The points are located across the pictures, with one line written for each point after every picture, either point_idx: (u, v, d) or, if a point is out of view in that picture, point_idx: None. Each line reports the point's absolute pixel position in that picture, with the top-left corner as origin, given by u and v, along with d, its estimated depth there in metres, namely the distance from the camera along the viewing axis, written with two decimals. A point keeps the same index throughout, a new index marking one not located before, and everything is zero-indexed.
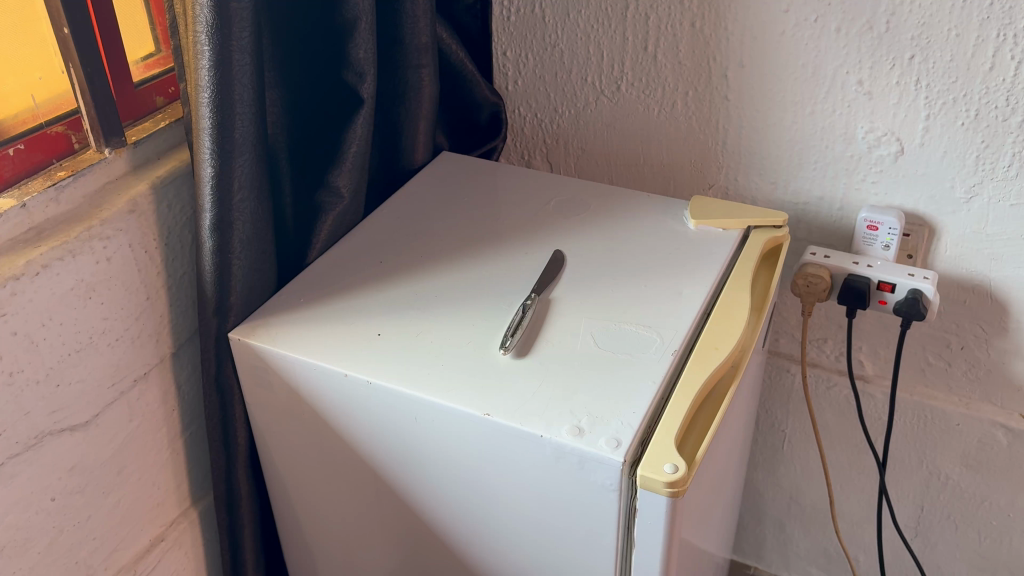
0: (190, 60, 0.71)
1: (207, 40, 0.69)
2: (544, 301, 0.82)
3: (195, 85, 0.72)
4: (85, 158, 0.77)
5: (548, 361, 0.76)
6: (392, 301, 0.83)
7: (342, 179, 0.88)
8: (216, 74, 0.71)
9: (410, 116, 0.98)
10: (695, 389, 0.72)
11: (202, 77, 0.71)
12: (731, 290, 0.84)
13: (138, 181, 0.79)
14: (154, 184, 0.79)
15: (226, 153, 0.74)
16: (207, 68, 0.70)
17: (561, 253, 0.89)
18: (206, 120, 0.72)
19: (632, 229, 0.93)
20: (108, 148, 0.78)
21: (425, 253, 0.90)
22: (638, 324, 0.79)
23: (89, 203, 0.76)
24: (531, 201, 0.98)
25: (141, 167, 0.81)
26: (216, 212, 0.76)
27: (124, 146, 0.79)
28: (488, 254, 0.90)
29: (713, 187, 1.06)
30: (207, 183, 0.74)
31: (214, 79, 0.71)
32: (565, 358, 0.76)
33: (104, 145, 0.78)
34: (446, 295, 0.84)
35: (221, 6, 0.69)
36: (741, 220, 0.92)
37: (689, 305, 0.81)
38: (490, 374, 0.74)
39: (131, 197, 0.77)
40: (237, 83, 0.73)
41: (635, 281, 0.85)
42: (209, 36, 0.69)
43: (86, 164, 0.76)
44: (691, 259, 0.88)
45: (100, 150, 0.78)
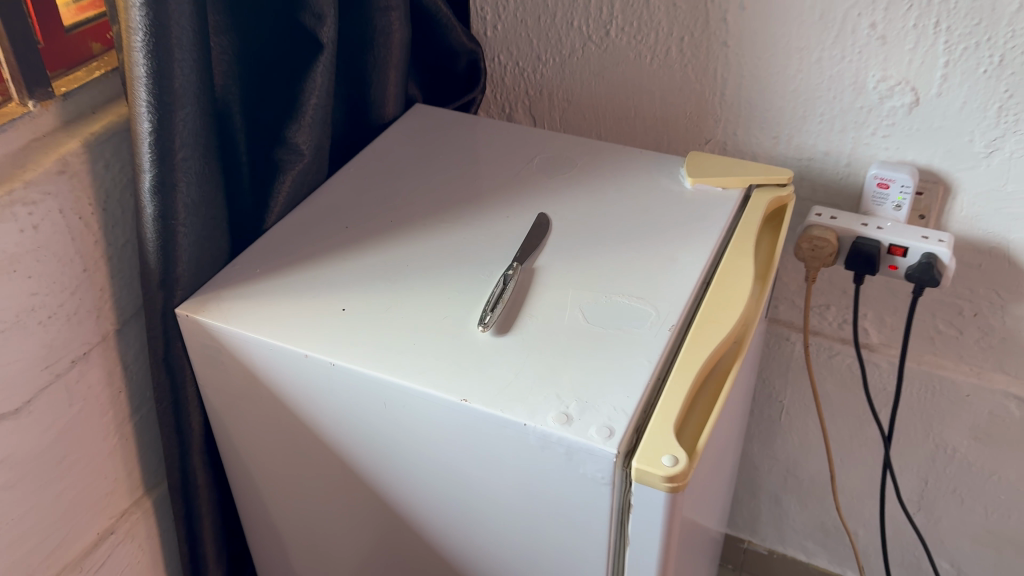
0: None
1: None
2: (528, 271, 0.75)
3: (127, 27, 0.62)
4: (6, 111, 0.68)
5: (532, 337, 0.68)
6: (359, 272, 0.75)
7: (301, 135, 0.79)
8: (150, 14, 0.61)
9: (378, 65, 0.89)
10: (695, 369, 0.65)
11: (134, 17, 0.61)
12: (732, 256, 0.76)
13: (69, 138, 0.70)
14: (87, 140, 0.71)
15: (166, 106, 0.65)
16: (140, 7, 0.61)
17: (546, 216, 0.81)
18: (141, 66, 0.63)
19: (623, 189, 0.85)
20: (32, 100, 0.69)
21: (395, 218, 0.81)
22: (631, 295, 0.72)
23: (12, 162, 0.67)
24: (512, 159, 0.90)
25: (73, 121, 0.73)
26: (156, 173, 0.67)
27: (51, 97, 0.71)
28: (465, 217, 0.82)
29: (710, 142, 0.98)
30: (145, 140, 0.65)
31: (148, 20, 0.62)
32: (551, 334, 0.68)
33: (28, 97, 0.69)
34: (419, 265, 0.76)
35: None
36: (743, 177, 0.84)
37: (687, 274, 0.74)
38: (466, 355, 0.67)
39: (60, 155, 0.69)
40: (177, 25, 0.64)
41: (626, 249, 0.77)
42: None
43: (6, 119, 0.67)
44: (688, 223, 0.80)
45: (23, 102, 0.69)
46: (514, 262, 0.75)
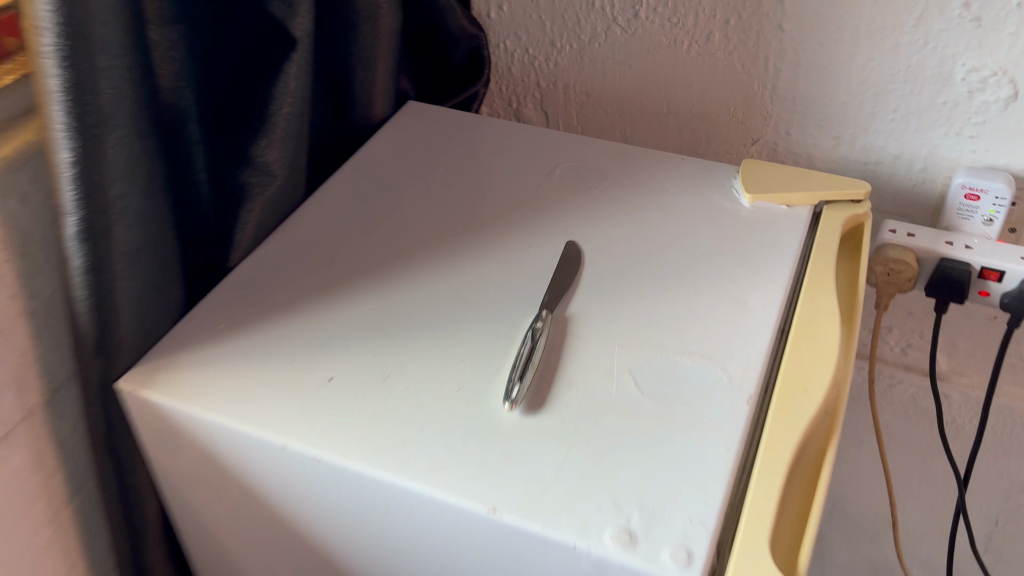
0: None
1: None
2: (561, 322, 0.60)
3: (30, 24, 0.45)
4: None
5: (575, 417, 0.53)
6: (349, 324, 0.60)
7: (271, 152, 0.64)
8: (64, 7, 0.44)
9: (363, 57, 0.73)
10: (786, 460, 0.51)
11: (43, 13, 0.44)
12: (811, 297, 0.62)
13: None
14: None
15: (91, 134, 0.49)
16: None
17: (575, 244, 0.66)
18: (53, 84, 0.46)
19: (667, 208, 0.70)
20: None
21: (391, 249, 0.66)
22: (692, 354, 0.58)
23: None
24: (528, 170, 0.75)
25: None
26: (83, 220, 0.50)
27: None
28: (477, 248, 0.66)
29: (758, 143, 0.83)
30: (64, 179, 0.49)
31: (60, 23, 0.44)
32: (595, 411, 0.54)
33: None
34: (423, 315, 0.61)
35: None
36: (812, 193, 0.69)
37: (758, 325, 0.60)
38: (491, 446, 0.52)
39: None
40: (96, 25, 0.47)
41: (679, 289, 0.63)
42: None
43: None
44: (750, 253, 0.66)
45: None
46: (543, 310, 0.60)
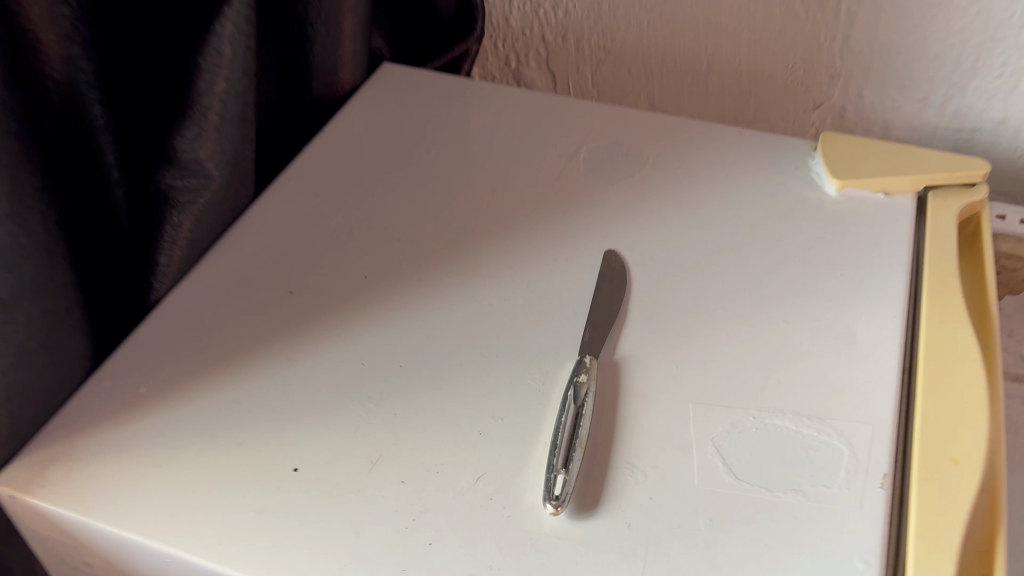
0: None
1: None
2: (611, 371, 0.44)
3: None
4: None
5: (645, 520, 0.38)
6: (320, 383, 0.44)
7: (201, 146, 0.46)
8: None
9: (323, 8, 0.55)
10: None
11: None
12: (936, 320, 0.47)
13: None
14: None
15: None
16: None
17: (615, 255, 0.50)
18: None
19: (729, 200, 0.54)
20: None
21: (372, 268, 0.50)
22: (793, 413, 0.42)
23: None
24: (542, 153, 0.58)
25: None
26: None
27: None
28: (486, 265, 0.50)
29: (820, 108, 0.67)
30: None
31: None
32: (671, 508, 0.38)
33: None
34: (419, 366, 0.44)
35: None
36: (917, 176, 0.54)
37: (875, 364, 0.44)
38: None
39: None
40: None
41: (764, 316, 0.47)
42: None
43: None
44: (846, 261, 0.50)
45: None
46: (588, 357, 0.44)
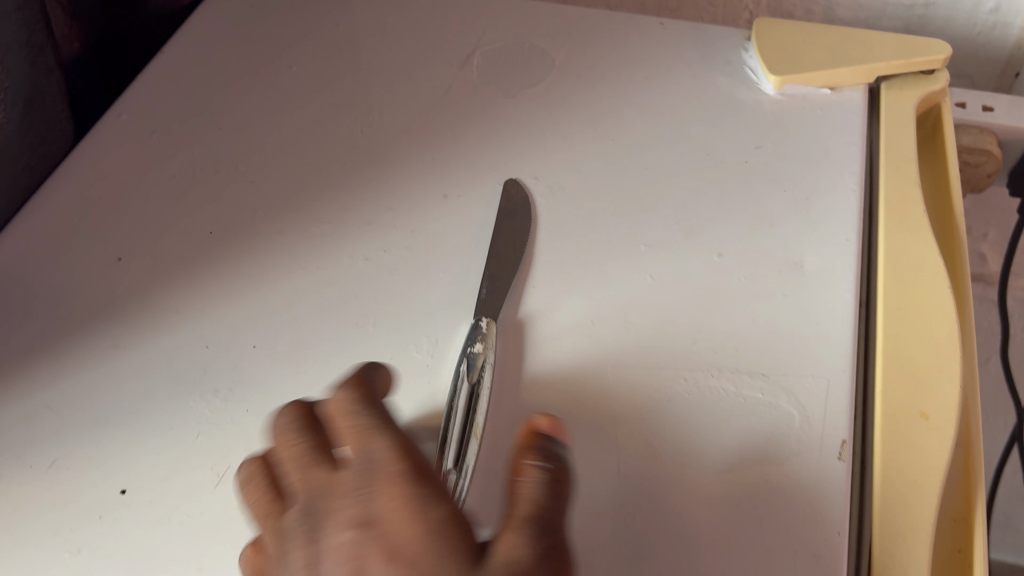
0: None
1: None
2: (519, 333, 0.37)
3: None
4: None
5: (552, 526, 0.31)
6: (157, 376, 0.35)
7: None
8: None
9: None
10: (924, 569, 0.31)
11: None
12: (896, 239, 0.40)
13: None
14: None
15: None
16: None
17: (519, 185, 0.42)
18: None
19: (650, 108, 0.45)
20: None
21: (221, 223, 0.41)
22: (734, 371, 0.35)
23: None
24: (429, 62, 0.48)
25: None
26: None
27: None
28: (363, 207, 0.41)
29: None
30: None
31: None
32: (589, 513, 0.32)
33: None
34: (279, 347, 0.36)
35: None
36: (869, 66, 0.45)
37: (826, 301, 0.37)
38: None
39: None
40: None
41: (695, 252, 0.39)
42: None
43: None
44: (788, 176, 0.42)
45: None
46: (484, 319, 0.36)
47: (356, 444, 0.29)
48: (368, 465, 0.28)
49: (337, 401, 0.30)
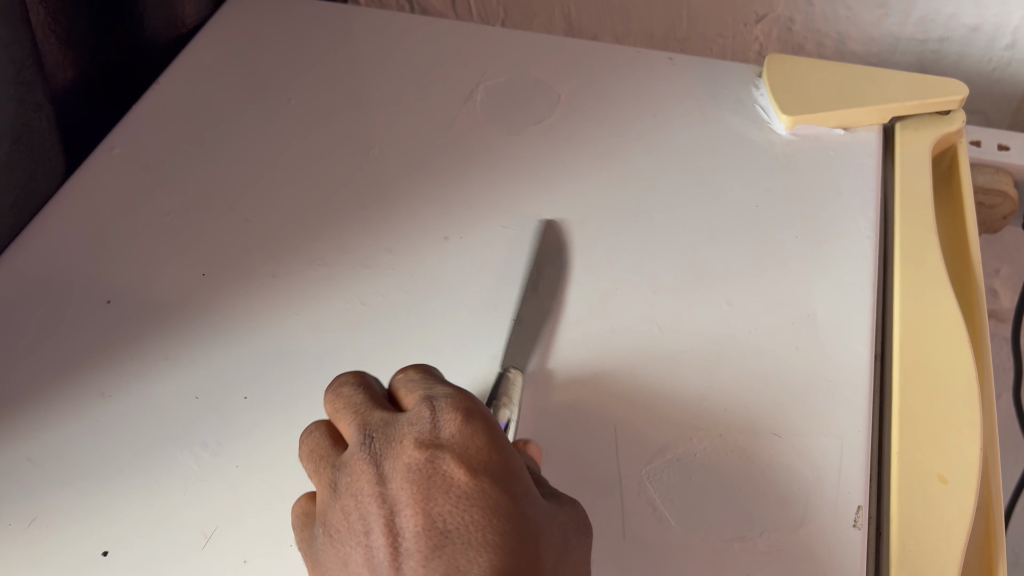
0: None
1: None
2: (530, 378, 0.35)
3: None
4: None
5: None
6: (143, 428, 0.34)
7: None
8: None
9: None
10: None
11: None
12: (912, 288, 0.38)
13: None
14: None
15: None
16: None
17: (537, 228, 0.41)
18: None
19: (658, 147, 0.44)
20: None
21: (214, 263, 0.39)
22: (745, 430, 0.34)
23: None
24: (431, 96, 0.47)
25: None
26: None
27: None
28: (361, 248, 0.40)
29: (765, 19, 0.57)
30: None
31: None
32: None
33: None
34: (273, 396, 0.35)
35: None
36: (884, 107, 0.44)
37: (840, 354, 0.36)
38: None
39: None
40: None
41: (704, 300, 0.38)
42: None
43: None
44: (801, 219, 0.41)
45: None
46: (511, 370, 0.34)
47: (419, 395, 0.29)
48: (436, 403, 0.28)
49: (402, 378, 0.31)
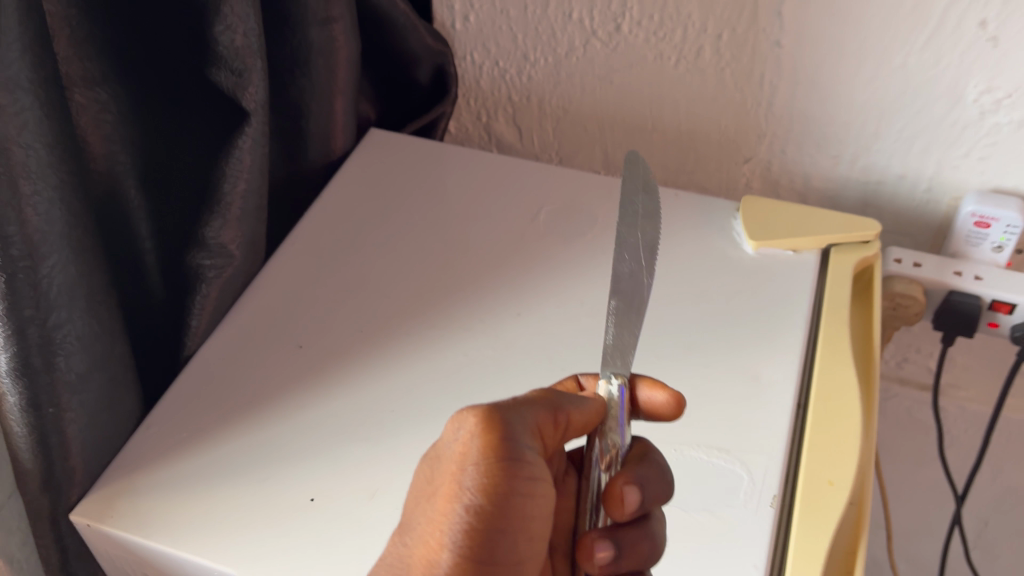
0: None
1: None
2: (630, 298, 0.43)
3: None
4: None
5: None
6: (329, 424, 0.54)
7: (226, 233, 0.57)
8: None
9: (318, 93, 0.66)
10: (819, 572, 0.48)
11: None
12: (828, 363, 0.58)
13: None
14: None
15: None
16: None
17: (643, 165, 0.49)
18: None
19: (665, 260, 0.64)
20: None
21: (367, 322, 0.60)
22: (710, 446, 0.53)
23: None
24: (509, 214, 0.68)
25: None
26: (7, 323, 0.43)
27: None
28: (462, 317, 0.60)
29: (750, 161, 0.78)
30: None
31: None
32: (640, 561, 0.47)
33: None
34: (409, 413, 0.54)
35: None
36: (820, 236, 0.64)
37: (774, 404, 0.55)
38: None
39: None
40: (32, 52, 0.40)
41: (687, 363, 0.57)
42: None
43: None
44: (760, 316, 0.60)
45: None
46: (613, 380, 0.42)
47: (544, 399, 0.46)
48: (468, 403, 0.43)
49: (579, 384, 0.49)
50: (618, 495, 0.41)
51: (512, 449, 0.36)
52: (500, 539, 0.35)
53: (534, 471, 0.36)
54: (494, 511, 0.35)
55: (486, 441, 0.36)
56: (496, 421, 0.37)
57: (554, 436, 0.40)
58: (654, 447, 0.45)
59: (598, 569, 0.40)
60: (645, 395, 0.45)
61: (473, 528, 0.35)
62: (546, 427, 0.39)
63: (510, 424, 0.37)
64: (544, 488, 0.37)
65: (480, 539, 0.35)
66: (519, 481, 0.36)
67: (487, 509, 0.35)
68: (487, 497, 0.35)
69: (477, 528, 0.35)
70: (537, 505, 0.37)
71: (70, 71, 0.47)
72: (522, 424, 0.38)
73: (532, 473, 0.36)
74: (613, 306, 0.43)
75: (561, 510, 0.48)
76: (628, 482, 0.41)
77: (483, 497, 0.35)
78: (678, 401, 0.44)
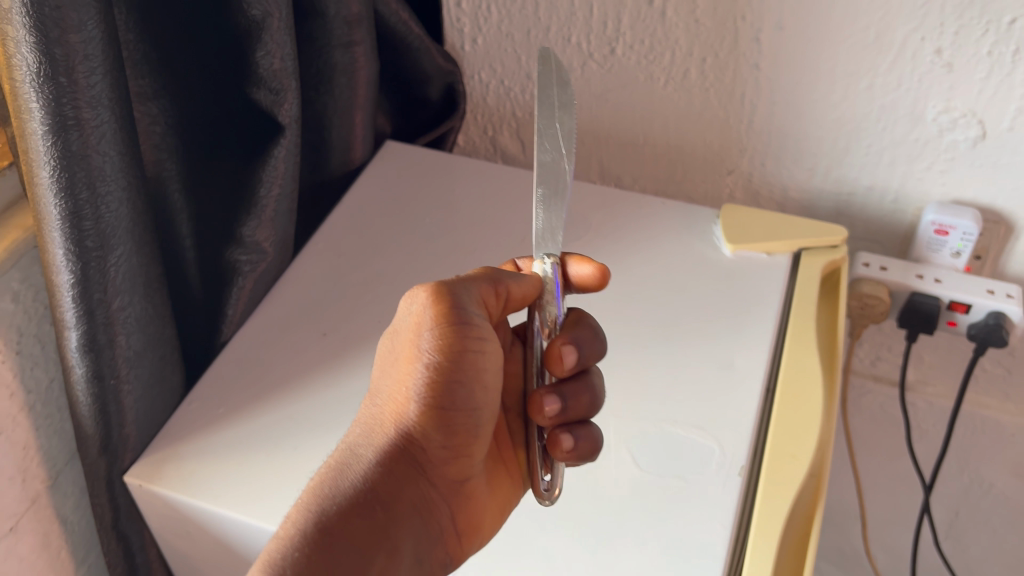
0: (17, 139, 0.46)
1: (43, 137, 0.45)
2: (555, 186, 0.51)
3: (28, 171, 0.46)
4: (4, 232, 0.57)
5: (594, 514, 0.55)
6: (350, 401, 0.60)
7: (260, 232, 0.64)
8: (61, 174, 0.46)
9: (340, 108, 0.73)
10: (779, 529, 0.55)
11: (41, 178, 0.46)
12: (795, 353, 0.65)
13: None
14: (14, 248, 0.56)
15: (78, 165, 0.47)
16: (47, 170, 0.46)
17: (553, 58, 0.55)
18: (31, 99, 0.44)
19: (652, 263, 0.71)
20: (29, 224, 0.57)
21: (381, 314, 0.67)
22: (687, 423, 0.60)
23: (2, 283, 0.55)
24: (512, 219, 0.75)
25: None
26: (80, 306, 0.50)
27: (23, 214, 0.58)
28: None
29: (733, 173, 0.85)
30: (55, 232, 0.48)
31: (33, 13, 0.42)
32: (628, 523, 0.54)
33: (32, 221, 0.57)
34: None
35: (60, 62, 0.44)
36: (791, 241, 0.71)
37: (746, 388, 0.62)
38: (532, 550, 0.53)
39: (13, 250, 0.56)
40: (113, 74, 0.47)
41: (669, 353, 0.64)
42: (44, 129, 0.45)
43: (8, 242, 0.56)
44: (735, 312, 0.67)
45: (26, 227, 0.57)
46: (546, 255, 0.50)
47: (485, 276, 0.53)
48: None
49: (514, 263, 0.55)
50: (558, 355, 0.47)
51: (460, 315, 0.45)
52: (458, 388, 0.45)
53: (482, 331, 0.45)
54: (450, 365, 0.44)
55: (436, 309, 0.45)
56: (443, 292, 0.45)
57: (497, 305, 0.48)
58: (586, 314, 0.51)
59: (549, 419, 0.47)
60: (575, 268, 0.50)
61: (433, 379, 0.44)
62: (489, 297, 0.47)
63: (457, 294, 0.46)
64: (494, 337, 0.47)
65: (440, 387, 0.44)
66: (470, 338, 0.45)
67: (443, 363, 0.44)
68: (441, 357, 0.44)
69: (435, 381, 0.44)
70: (488, 358, 0.46)
71: (130, 89, 0.55)
72: (468, 296, 0.46)
73: (479, 334, 0.45)
74: (542, 192, 0.51)
75: (511, 375, 0.54)
76: (565, 343, 0.48)
77: (439, 356, 0.44)
78: (602, 274, 0.49)
